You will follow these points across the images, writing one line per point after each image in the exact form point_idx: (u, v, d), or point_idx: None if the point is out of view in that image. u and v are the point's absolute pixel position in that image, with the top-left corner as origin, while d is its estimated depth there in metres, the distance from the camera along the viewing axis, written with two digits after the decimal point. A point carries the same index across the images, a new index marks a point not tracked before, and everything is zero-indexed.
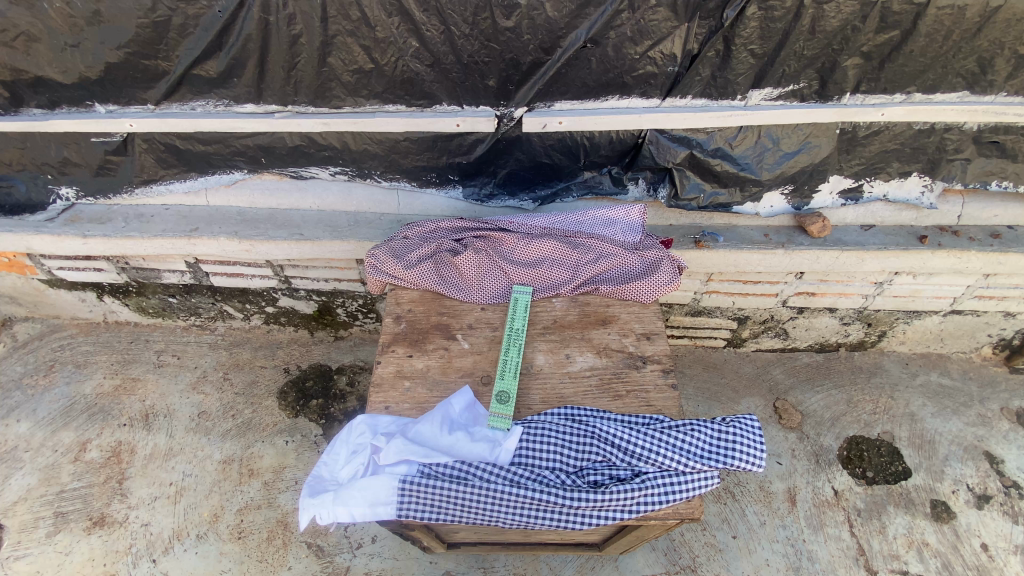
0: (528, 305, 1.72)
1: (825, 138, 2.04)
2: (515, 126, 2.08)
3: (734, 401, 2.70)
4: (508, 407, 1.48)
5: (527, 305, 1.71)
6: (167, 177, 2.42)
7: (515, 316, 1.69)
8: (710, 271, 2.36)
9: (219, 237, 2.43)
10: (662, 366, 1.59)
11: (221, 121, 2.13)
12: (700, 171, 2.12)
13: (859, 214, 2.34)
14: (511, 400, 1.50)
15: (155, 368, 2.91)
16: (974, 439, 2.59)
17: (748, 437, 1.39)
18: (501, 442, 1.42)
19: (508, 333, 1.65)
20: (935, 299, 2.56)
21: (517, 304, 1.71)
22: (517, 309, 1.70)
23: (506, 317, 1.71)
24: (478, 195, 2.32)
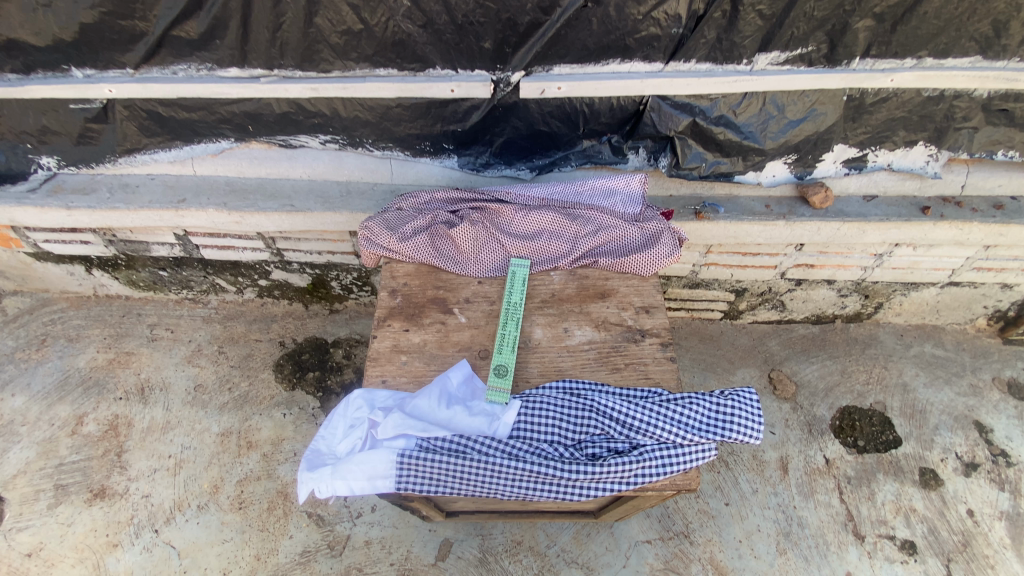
0: (525, 279, 1.69)
1: (831, 105, 1.98)
2: (512, 91, 1.99)
3: (729, 372, 2.72)
4: (508, 380, 1.47)
5: (524, 279, 1.68)
6: (152, 146, 2.34)
7: (513, 290, 1.66)
8: (709, 242, 2.32)
9: (207, 209, 2.37)
10: (662, 339, 1.58)
11: (204, 86, 2.04)
12: (703, 139, 2.05)
13: (862, 184, 2.30)
14: (509, 374, 1.49)
15: (149, 342, 2.89)
16: (963, 408, 2.63)
17: (747, 410, 1.38)
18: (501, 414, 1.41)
19: (506, 307, 1.63)
20: (935, 271, 2.54)
21: (512, 278, 1.69)
22: (515, 283, 1.68)
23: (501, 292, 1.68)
24: (474, 164, 2.25)
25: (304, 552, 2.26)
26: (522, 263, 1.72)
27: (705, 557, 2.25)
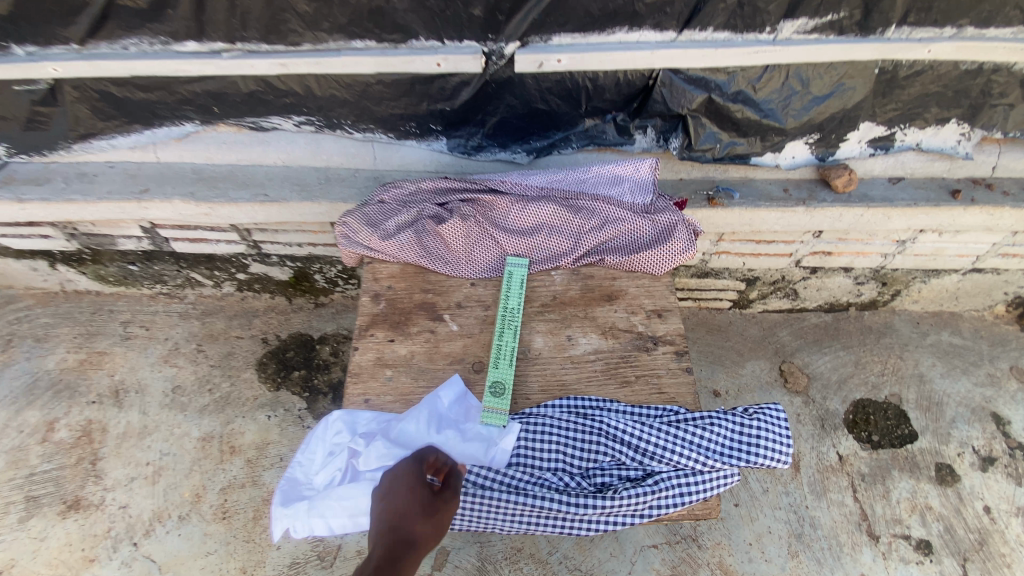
0: (523, 282, 1.53)
1: (860, 79, 1.78)
2: (506, 65, 1.76)
3: (738, 365, 2.59)
4: (506, 400, 1.32)
5: (523, 283, 1.52)
6: (108, 130, 2.12)
7: (509, 294, 1.51)
8: (722, 230, 2.15)
9: (172, 199, 2.16)
10: (675, 348, 1.43)
11: (160, 63, 1.81)
12: (718, 118, 1.85)
13: (887, 165, 2.12)
14: (508, 392, 1.34)
15: (122, 340, 2.71)
16: (981, 399, 2.49)
17: (773, 431, 1.24)
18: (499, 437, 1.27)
19: (503, 314, 1.47)
20: (959, 257, 2.39)
21: (510, 279, 1.53)
22: (512, 286, 1.52)
23: (497, 295, 1.52)
24: (464, 147, 2.03)
25: (292, 563, 2.15)
26: (520, 262, 1.56)
27: (714, 561, 2.15)
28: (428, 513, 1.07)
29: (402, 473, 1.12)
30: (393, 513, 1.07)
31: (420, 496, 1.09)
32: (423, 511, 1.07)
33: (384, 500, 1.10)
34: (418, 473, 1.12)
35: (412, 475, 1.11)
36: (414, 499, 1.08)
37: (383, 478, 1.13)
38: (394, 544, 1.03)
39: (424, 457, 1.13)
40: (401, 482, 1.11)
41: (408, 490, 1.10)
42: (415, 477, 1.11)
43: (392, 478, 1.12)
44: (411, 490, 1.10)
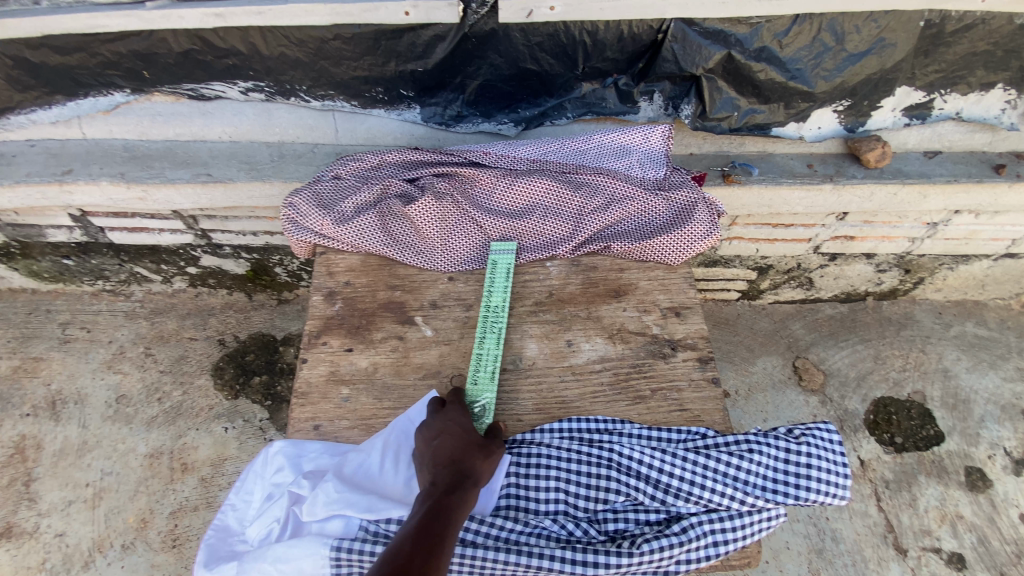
0: (510, 273, 1.26)
1: (902, 33, 1.53)
2: (489, 15, 1.47)
3: (749, 362, 2.36)
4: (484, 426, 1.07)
5: (509, 274, 1.26)
6: (25, 102, 1.80)
7: (494, 289, 1.25)
8: (737, 213, 1.89)
9: (99, 181, 1.85)
10: (698, 354, 1.17)
11: (73, 16, 1.52)
12: (737, 81, 1.58)
13: (922, 138, 1.87)
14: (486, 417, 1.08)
15: (60, 345, 2.39)
16: (1011, 396, 2.28)
17: (826, 458, 1.00)
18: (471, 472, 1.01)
19: (484, 313, 1.21)
20: (992, 241, 2.16)
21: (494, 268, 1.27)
22: (497, 278, 1.26)
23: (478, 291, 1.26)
24: (441, 117, 1.74)
25: None
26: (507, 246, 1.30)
27: None
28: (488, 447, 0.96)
29: (449, 411, 1.01)
30: (448, 448, 0.94)
31: (474, 432, 0.98)
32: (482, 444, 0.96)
33: (431, 439, 0.97)
34: (467, 414, 1.01)
35: (462, 414, 1.00)
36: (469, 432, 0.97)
37: (428, 418, 1.01)
38: (456, 475, 0.89)
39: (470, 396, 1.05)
40: (449, 421, 1.00)
41: (460, 428, 0.98)
42: (466, 416, 1.01)
43: (439, 416, 1.00)
44: (464, 426, 0.99)
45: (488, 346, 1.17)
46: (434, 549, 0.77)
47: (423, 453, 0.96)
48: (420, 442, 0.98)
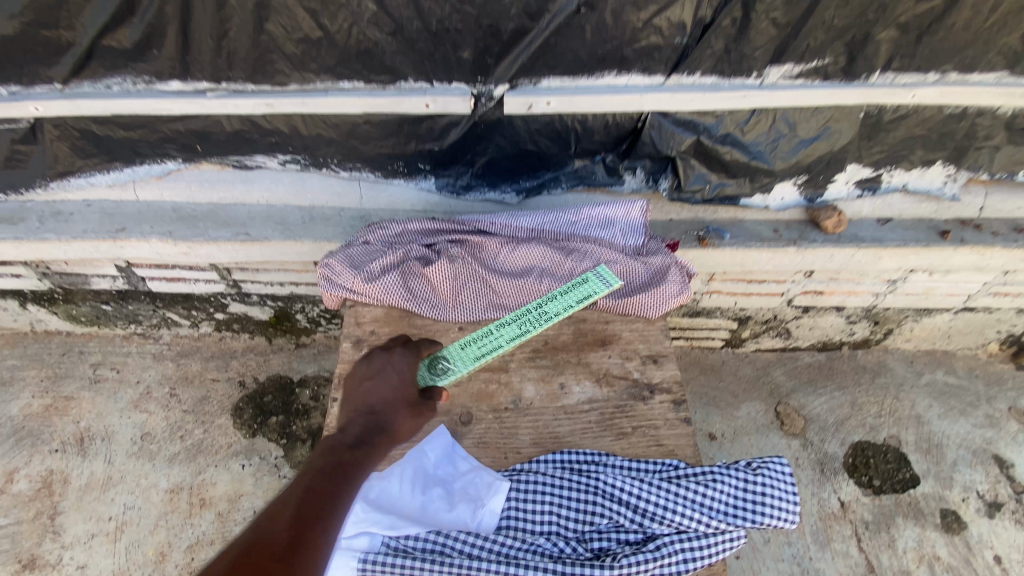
0: (584, 298, 1.46)
1: (846, 122, 1.80)
2: (495, 107, 1.74)
3: (733, 407, 2.53)
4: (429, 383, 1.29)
5: (581, 298, 1.46)
6: (87, 168, 2.07)
7: (564, 300, 1.47)
8: (713, 270, 2.13)
9: (150, 238, 2.10)
10: (673, 397, 1.37)
11: (144, 101, 1.78)
12: (707, 159, 1.85)
13: (874, 207, 2.13)
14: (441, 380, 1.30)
15: (91, 384, 2.57)
16: (982, 441, 2.42)
17: (780, 487, 1.16)
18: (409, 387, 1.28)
19: (536, 309, 1.47)
20: (950, 297, 2.37)
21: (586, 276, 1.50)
22: (573, 293, 1.48)
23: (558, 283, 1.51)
24: (453, 186, 2.01)
25: None
26: (611, 281, 1.49)
27: None
28: (410, 403, 1.15)
29: (394, 360, 1.23)
30: (380, 392, 1.15)
31: (407, 385, 1.19)
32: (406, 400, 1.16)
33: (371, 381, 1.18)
34: (407, 365, 1.23)
35: (402, 365, 1.22)
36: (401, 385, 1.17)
37: (374, 358, 1.23)
38: (379, 420, 1.08)
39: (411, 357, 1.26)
40: (388, 368, 1.21)
41: (398, 378, 1.19)
42: (404, 368, 1.22)
43: (384, 361, 1.22)
44: (399, 377, 1.20)
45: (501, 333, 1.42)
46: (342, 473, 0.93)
47: (358, 389, 1.17)
48: (359, 377, 1.19)
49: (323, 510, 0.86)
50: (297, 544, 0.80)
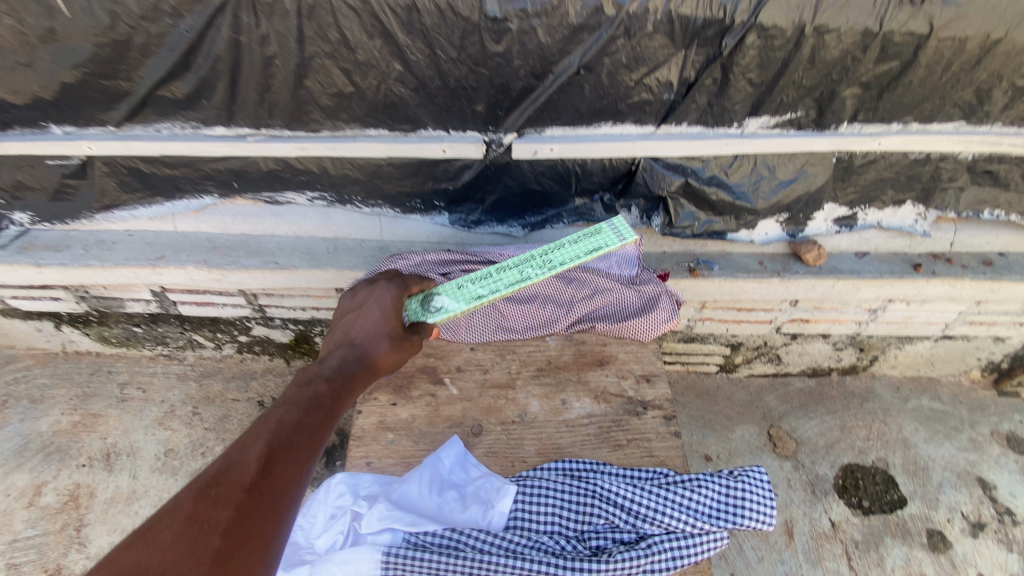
0: (589, 250, 1.51)
1: (820, 166, 1.99)
2: (505, 152, 1.95)
3: (727, 429, 2.65)
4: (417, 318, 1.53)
5: (586, 250, 1.52)
6: (131, 202, 2.27)
7: (570, 250, 1.54)
8: (704, 299, 2.30)
9: (186, 266, 2.29)
10: (664, 412, 1.52)
11: (189, 144, 1.98)
12: (695, 199, 2.05)
13: (852, 241, 2.31)
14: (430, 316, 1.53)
15: (117, 403, 2.72)
16: (966, 464, 2.53)
17: (758, 493, 1.30)
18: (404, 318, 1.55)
19: (540, 258, 1.57)
20: (929, 325, 2.52)
21: (598, 228, 1.57)
22: (579, 245, 1.55)
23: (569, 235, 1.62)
24: (465, 221, 2.20)
25: None
26: (623, 236, 1.53)
27: None
28: (388, 339, 1.39)
29: (380, 297, 1.50)
30: (364, 327, 1.39)
31: (389, 317, 1.44)
32: (384, 336, 1.39)
33: (359, 315, 1.44)
34: (388, 296, 1.50)
35: (385, 298, 1.49)
36: (383, 318, 1.43)
37: (364, 295, 1.51)
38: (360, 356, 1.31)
39: (391, 294, 1.51)
40: (373, 301, 1.49)
41: (381, 312, 1.45)
42: (386, 301, 1.48)
43: (372, 297, 1.50)
44: (381, 310, 1.46)
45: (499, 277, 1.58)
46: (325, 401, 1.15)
47: (349, 322, 1.44)
48: (350, 313, 1.47)
49: (302, 438, 1.05)
50: (261, 472, 0.95)
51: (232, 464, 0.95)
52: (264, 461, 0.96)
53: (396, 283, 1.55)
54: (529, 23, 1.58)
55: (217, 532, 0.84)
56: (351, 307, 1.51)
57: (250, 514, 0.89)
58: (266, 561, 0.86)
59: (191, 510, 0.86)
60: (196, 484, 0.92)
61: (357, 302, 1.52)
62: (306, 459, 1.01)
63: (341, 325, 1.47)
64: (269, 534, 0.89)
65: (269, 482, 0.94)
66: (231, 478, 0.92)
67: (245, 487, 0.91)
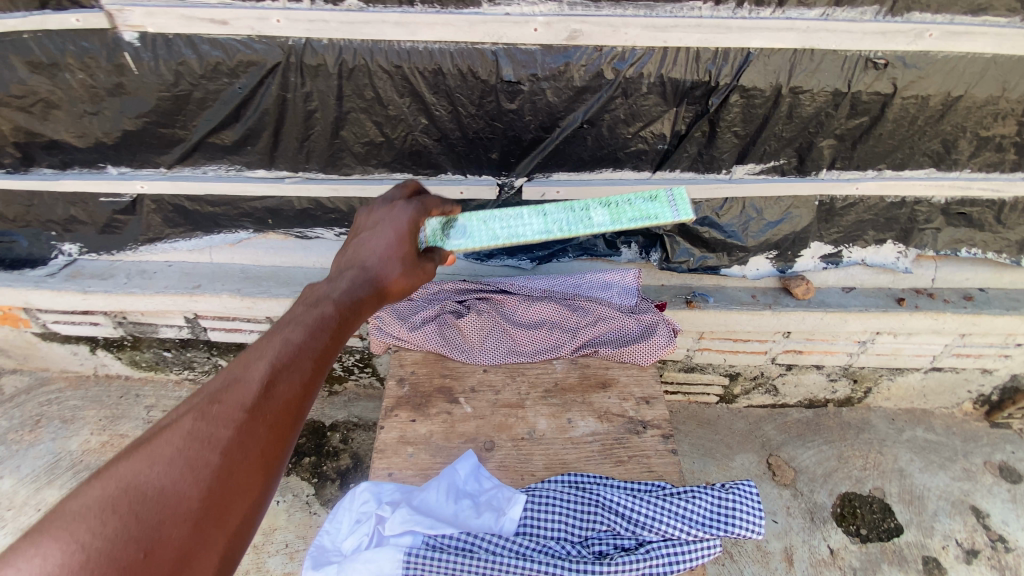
0: (640, 217, 1.68)
1: (804, 209, 2.18)
2: (516, 194, 2.16)
3: (728, 457, 2.74)
4: (436, 244, 1.62)
5: (638, 216, 1.68)
6: (173, 235, 2.49)
7: (622, 211, 1.70)
8: (701, 329, 2.46)
9: (221, 294, 2.48)
10: (662, 431, 1.66)
11: (232, 184, 2.20)
12: (690, 237, 2.24)
13: (839, 277, 2.47)
14: (448, 245, 1.63)
15: (144, 424, 2.86)
16: (960, 493, 2.60)
17: (747, 504, 1.42)
18: (424, 236, 1.62)
19: (585, 211, 1.69)
20: (917, 357, 2.64)
21: (659, 197, 1.71)
22: (632, 209, 1.70)
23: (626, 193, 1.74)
24: (478, 254, 2.39)
25: None
26: (681, 211, 1.69)
27: None
28: (398, 265, 1.31)
29: (399, 215, 1.40)
30: (380, 247, 1.32)
31: (407, 238, 1.36)
32: (396, 263, 1.31)
33: (377, 232, 1.36)
34: (407, 215, 1.40)
35: (404, 216, 1.39)
36: (400, 240, 1.34)
37: (384, 210, 1.43)
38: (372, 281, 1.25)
39: (408, 216, 1.39)
40: (391, 218, 1.39)
41: (397, 232, 1.35)
42: (404, 219, 1.38)
43: (390, 214, 1.40)
44: (397, 229, 1.36)
45: (531, 223, 1.68)
46: (330, 327, 1.09)
47: (365, 235, 1.36)
48: (368, 225, 1.39)
49: (302, 365, 0.99)
50: (260, 399, 0.92)
51: (234, 380, 0.93)
52: (264, 386, 0.93)
53: (414, 202, 1.44)
54: (539, 85, 1.82)
55: (217, 451, 0.85)
56: (364, 225, 1.40)
57: (251, 437, 0.89)
58: (265, 481, 0.90)
59: (191, 425, 0.86)
60: (201, 395, 0.92)
61: (369, 220, 1.40)
62: (304, 392, 0.97)
63: (356, 237, 1.38)
64: (264, 460, 0.90)
65: (269, 407, 0.92)
66: (232, 397, 0.91)
67: (245, 411, 0.90)
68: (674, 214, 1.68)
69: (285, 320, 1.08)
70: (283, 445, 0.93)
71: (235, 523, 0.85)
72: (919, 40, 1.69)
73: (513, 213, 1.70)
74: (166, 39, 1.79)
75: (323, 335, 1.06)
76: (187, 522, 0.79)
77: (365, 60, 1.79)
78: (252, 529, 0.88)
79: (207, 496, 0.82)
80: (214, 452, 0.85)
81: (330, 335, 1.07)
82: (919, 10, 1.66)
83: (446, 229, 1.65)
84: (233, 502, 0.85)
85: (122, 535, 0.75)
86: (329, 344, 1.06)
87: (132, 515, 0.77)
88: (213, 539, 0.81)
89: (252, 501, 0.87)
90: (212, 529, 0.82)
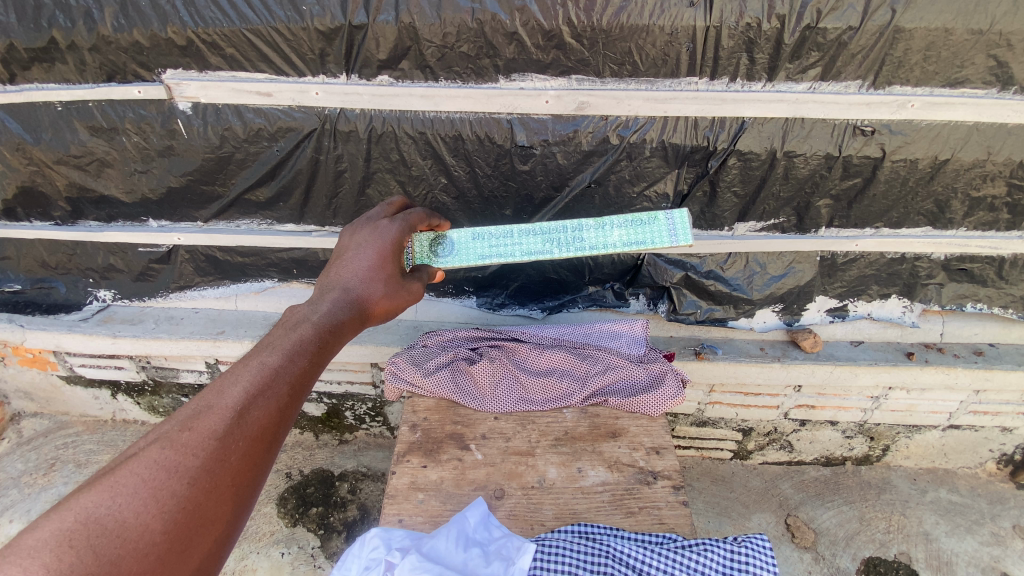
0: (632, 244, 1.80)
1: (807, 264, 2.25)
2: None
3: (744, 517, 2.66)
4: (424, 262, 1.80)
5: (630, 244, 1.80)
6: (202, 283, 2.63)
7: (611, 237, 1.81)
8: (710, 381, 2.47)
9: (243, 340, 2.59)
10: (673, 482, 1.66)
11: (263, 237, 2.36)
12: (696, 289, 2.32)
13: (847, 331, 2.49)
14: (437, 262, 1.81)
15: None
16: (990, 559, 2.49)
17: (761, 559, 1.40)
18: (411, 252, 1.79)
19: (570, 232, 1.83)
20: (932, 414, 2.62)
21: (655, 219, 1.81)
22: (625, 236, 1.80)
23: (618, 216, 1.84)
24: (491, 304, 2.49)
25: None
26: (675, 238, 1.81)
27: None
28: (380, 286, 1.38)
29: (381, 241, 1.48)
30: (361, 270, 1.38)
31: (385, 263, 1.43)
32: (377, 284, 1.38)
33: (357, 256, 1.42)
34: (388, 240, 1.49)
35: (385, 242, 1.48)
36: (379, 265, 1.41)
37: (366, 235, 1.49)
38: (355, 307, 1.29)
39: (388, 238, 1.49)
40: (371, 243, 1.46)
41: (377, 256, 1.43)
42: (382, 245, 1.47)
43: (371, 240, 1.47)
44: (376, 254, 1.43)
45: (518, 244, 1.85)
46: (309, 353, 1.10)
47: (347, 258, 1.42)
48: (350, 248, 1.45)
49: (277, 391, 1.01)
50: (233, 425, 0.94)
51: (206, 408, 0.94)
52: (238, 412, 0.95)
53: (397, 223, 1.56)
54: (550, 150, 1.99)
55: (185, 478, 0.87)
56: (347, 246, 1.46)
57: (222, 464, 0.91)
58: (233, 508, 0.91)
59: (159, 453, 0.87)
60: (170, 422, 0.92)
61: (354, 240, 1.48)
62: (279, 418, 0.99)
63: (337, 261, 1.42)
64: (234, 488, 0.91)
65: (242, 432, 0.94)
66: (204, 424, 0.92)
67: (216, 437, 0.91)
68: (673, 239, 1.80)
69: (260, 346, 1.09)
70: (255, 472, 0.95)
71: (200, 551, 0.85)
72: (902, 110, 1.82)
73: (501, 232, 1.86)
74: (215, 108, 1.99)
75: (298, 360, 1.07)
76: (152, 552, 0.80)
77: (392, 127, 1.97)
78: (219, 557, 0.89)
79: (172, 528, 0.83)
80: (182, 480, 0.86)
81: (305, 359, 1.09)
82: (900, 84, 1.78)
83: (435, 245, 1.82)
84: (201, 530, 0.86)
85: (82, 568, 0.74)
86: (305, 369, 1.08)
87: (90, 550, 0.76)
88: (177, 570, 0.82)
89: (220, 529, 0.89)
90: (178, 558, 0.83)
